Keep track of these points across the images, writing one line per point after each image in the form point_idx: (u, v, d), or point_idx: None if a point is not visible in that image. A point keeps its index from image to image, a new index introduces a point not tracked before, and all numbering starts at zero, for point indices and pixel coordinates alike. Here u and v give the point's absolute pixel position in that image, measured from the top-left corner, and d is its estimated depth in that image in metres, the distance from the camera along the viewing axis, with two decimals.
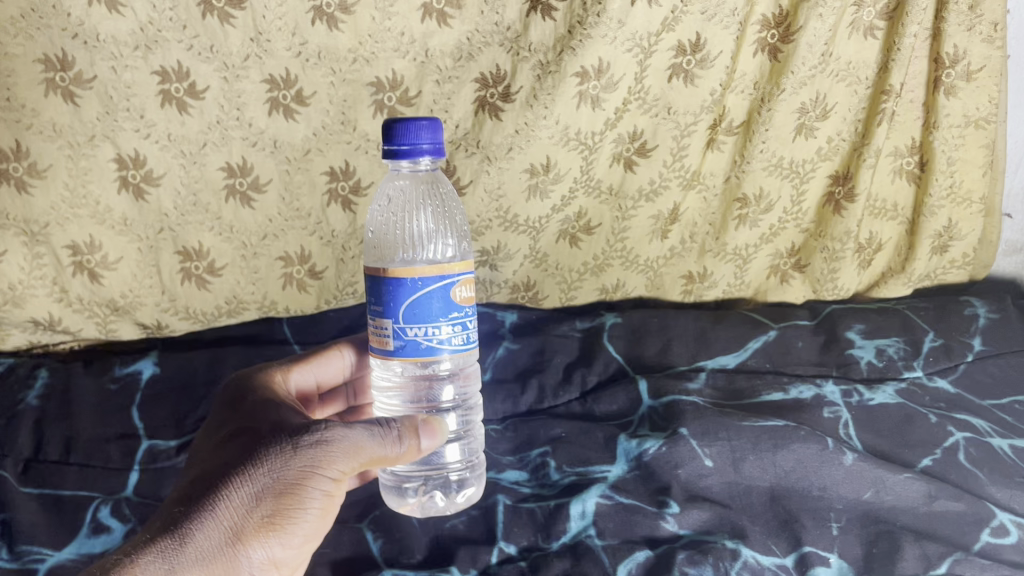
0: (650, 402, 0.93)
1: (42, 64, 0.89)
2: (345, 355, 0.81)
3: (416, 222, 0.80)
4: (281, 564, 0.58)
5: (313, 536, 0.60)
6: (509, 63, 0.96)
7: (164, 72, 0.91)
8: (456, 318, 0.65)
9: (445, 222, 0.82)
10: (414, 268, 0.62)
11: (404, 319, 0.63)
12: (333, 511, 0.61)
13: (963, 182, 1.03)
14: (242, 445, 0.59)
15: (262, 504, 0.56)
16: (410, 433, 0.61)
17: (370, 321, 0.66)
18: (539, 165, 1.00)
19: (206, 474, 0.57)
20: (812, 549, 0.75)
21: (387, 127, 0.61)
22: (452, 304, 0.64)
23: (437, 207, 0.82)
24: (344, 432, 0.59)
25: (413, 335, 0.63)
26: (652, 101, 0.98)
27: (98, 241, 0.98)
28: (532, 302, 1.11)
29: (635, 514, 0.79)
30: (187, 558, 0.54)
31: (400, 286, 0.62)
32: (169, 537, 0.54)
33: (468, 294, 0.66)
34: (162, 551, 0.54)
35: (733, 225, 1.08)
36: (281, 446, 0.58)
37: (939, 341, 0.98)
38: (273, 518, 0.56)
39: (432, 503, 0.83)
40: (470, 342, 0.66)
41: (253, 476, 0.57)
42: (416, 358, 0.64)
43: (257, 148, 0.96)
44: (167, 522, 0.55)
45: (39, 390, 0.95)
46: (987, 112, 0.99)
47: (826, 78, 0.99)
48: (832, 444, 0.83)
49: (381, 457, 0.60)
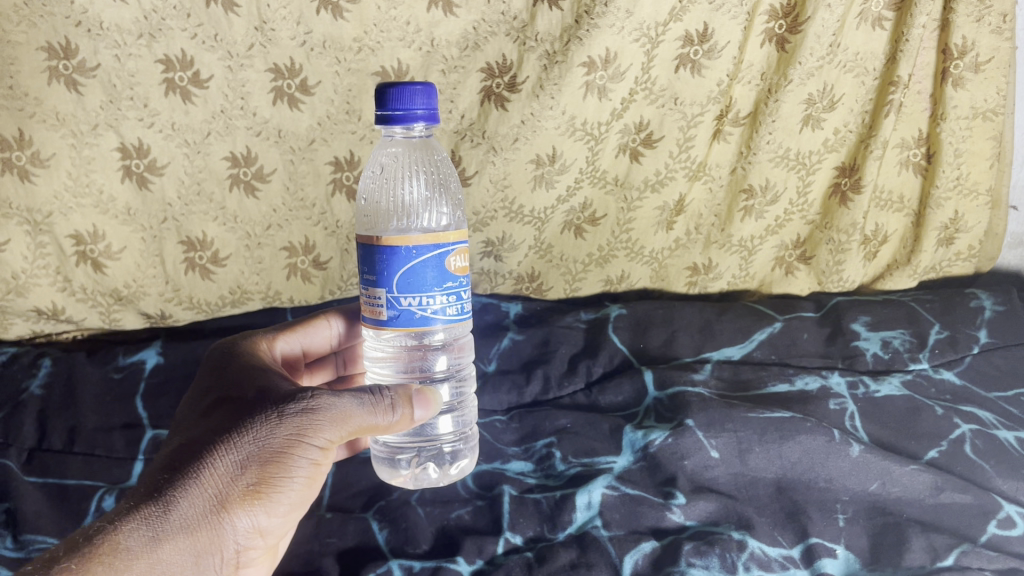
0: (655, 393, 0.93)
1: (46, 52, 0.88)
2: (333, 324, 0.83)
3: (409, 190, 0.81)
4: (267, 531, 0.59)
5: (299, 505, 0.60)
6: (515, 53, 0.95)
7: (168, 60, 0.90)
8: (451, 288, 0.65)
9: (438, 189, 0.83)
10: (408, 236, 0.62)
11: (398, 289, 0.63)
12: (321, 480, 0.61)
13: (970, 174, 1.03)
14: (228, 414, 0.59)
15: (247, 472, 0.56)
16: (402, 401, 0.61)
17: (364, 290, 0.66)
18: (545, 155, 1.00)
19: (191, 443, 0.57)
20: (818, 541, 0.75)
21: (380, 92, 0.62)
22: (447, 274, 0.64)
23: (430, 174, 0.82)
24: (332, 401, 0.59)
25: (406, 305, 0.63)
26: (659, 92, 0.98)
27: (101, 231, 0.97)
28: (536, 292, 1.11)
29: (640, 505, 0.79)
30: (171, 526, 0.54)
31: (394, 254, 0.62)
32: (153, 503, 0.54)
33: (461, 264, 0.66)
34: (146, 518, 0.53)
35: (738, 216, 1.07)
36: (267, 414, 0.58)
37: (946, 333, 0.98)
38: (258, 486, 0.56)
39: (426, 475, 0.87)
40: (463, 313, 0.66)
41: (238, 444, 0.57)
42: (410, 328, 0.64)
43: (262, 138, 0.96)
44: (151, 489, 0.55)
45: (42, 378, 0.95)
46: (994, 104, 0.99)
47: (834, 69, 0.98)
48: (838, 436, 0.83)
49: (370, 425, 0.59)
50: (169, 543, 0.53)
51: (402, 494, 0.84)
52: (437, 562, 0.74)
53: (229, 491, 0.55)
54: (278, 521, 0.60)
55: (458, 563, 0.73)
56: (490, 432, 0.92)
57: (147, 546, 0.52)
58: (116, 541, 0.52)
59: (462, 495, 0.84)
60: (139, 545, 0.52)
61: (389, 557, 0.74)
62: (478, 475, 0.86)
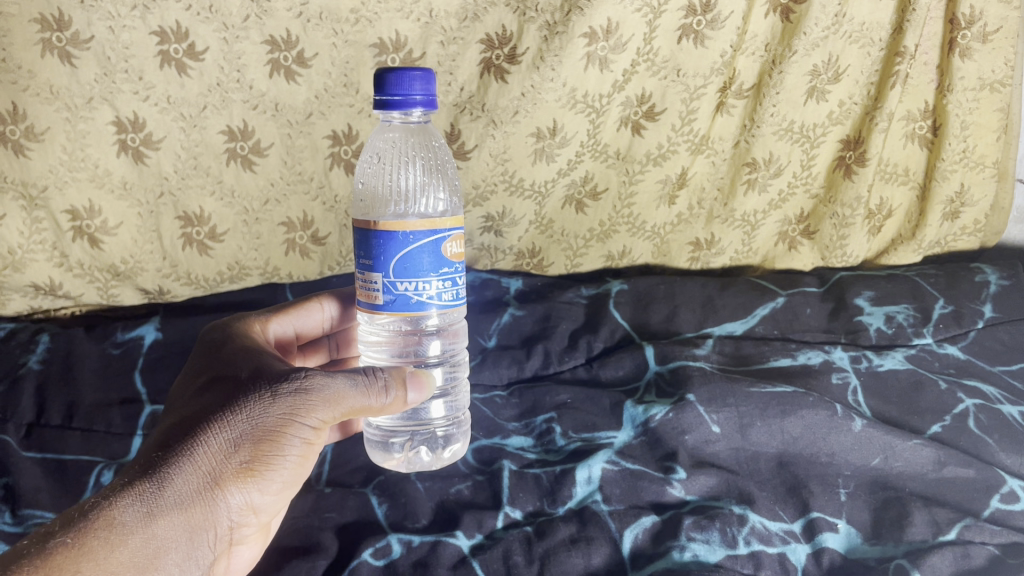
0: (657, 368, 0.92)
1: (39, 24, 0.86)
2: (326, 308, 0.82)
3: (407, 176, 0.80)
4: (258, 509, 0.59)
5: (291, 484, 0.60)
6: (516, 23, 0.93)
7: (163, 32, 0.89)
8: (446, 274, 0.64)
9: (435, 175, 0.82)
10: (405, 222, 0.61)
11: (394, 274, 0.62)
12: (313, 459, 0.61)
13: (976, 147, 1.02)
14: (221, 392, 0.59)
15: (241, 449, 0.56)
16: (396, 383, 0.61)
17: (359, 274, 0.65)
18: (546, 128, 0.99)
19: (186, 420, 0.57)
20: (819, 515, 0.75)
21: (379, 77, 0.61)
22: (443, 260, 0.64)
23: (427, 159, 0.81)
24: (325, 381, 0.59)
25: (402, 290, 0.63)
26: (661, 63, 0.97)
27: (97, 206, 0.97)
28: (537, 268, 1.10)
29: (640, 479, 0.79)
30: (165, 502, 0.53)
31: (390, 239, 0.61)
32: (146, 480, 0.53)
33: (458, 250, 0.65)
34: (140, 494, 0.53)
35: (742, 190, 1.06)
36: (260, 393, 0.58)
37: (950, 308, 0.97)
38: (250, 465, 0.56)
39: (419, 458, 0.86)
40: (458, 299, 0.66)
41: (232, 422, 0.56)
42: (404, 313, 0.63)
43: (258, 111, 0.95)
44: (145, 465, 0.55)
45: (40, 354, 0.95)
46: (1002, 75, 0.97)
47: (840, 39, 0.97)
48: (841, 410, 0.82)
49: (364, 406, 0.60)
50: (164, 519, 0.53)
51: (401, 470, 0.83)
52: (437, 535, 0.73)
53: (223, 469, 0.55)
54: (270, 499, 0.60)
55: (456, 537, 0.73)
56: (489, 407, 0.92)
57: (141, 521, 0.52)
58: (111, 516, 0.51)
59: (461, 469, 0.84)
60: (135, 520, 0.52)
61: (389, 530, 0.74)
62: (478, 450, 0.86)
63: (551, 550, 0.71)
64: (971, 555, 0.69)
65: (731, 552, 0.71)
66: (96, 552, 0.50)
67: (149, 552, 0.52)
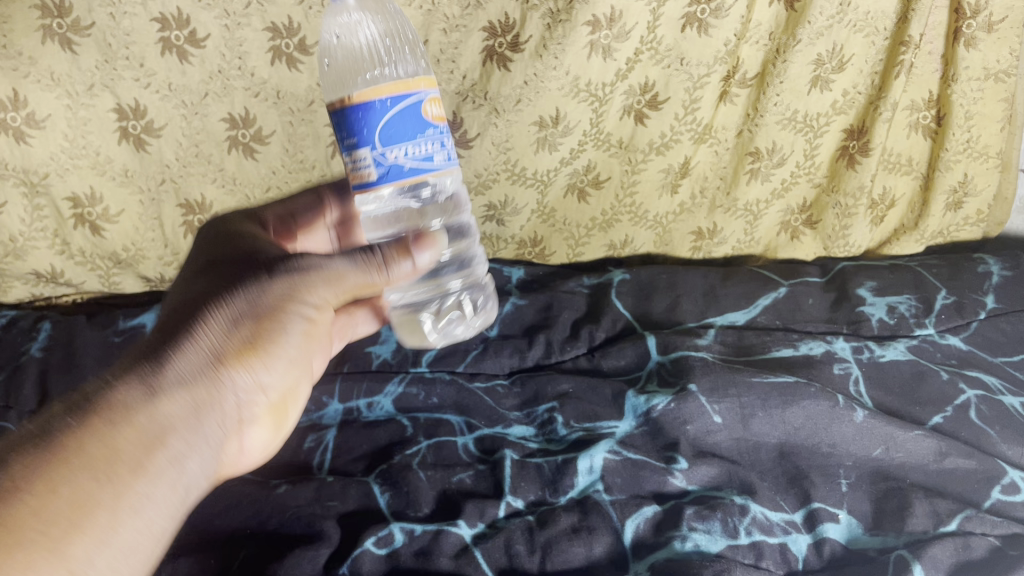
0: (658, 358, 0.92)
1: (39, 11, 0.84)
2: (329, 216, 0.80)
3: (366, 31, 0.79)
4: (263, 392, 0.56)
5: (292, 367, 0.59)
6: (518, 11, 0.90)
7: (164, 19, 0.87)
8: (434, 136, 0.60)
9: (393, 35, 0.83)
10: (380, 86, 0.57)
11: (382, 142, 0.58)
12: (311, 344, 0.60)
13: (980, 137, 1.01)
14: (216, 278, 0.57)
15: (241, 325, 0.54)
16: (397, 256, 0.59)
17: (341, 160, 0.60)
18: (548, 117, 0.98)
19: (181, 305, 0.55)
20: (821, 505, 0.76)
21: None
22: (425, 121, 0.60)
23: (382, 22, 0.82)
24: (322, 262, 0.58)
25: (393, 159, 0.58)
26: (664, 52, 0.95)
27: (98, 193, 0.96)
28: (538, 257, 1.13)
29: (642, 469, 0.79)
30: (170, 378, 0.49)
31: (369, 107, 0.56)
32: (147, 362, 0.50)
33: (437, 112, 0.61)
34: (143, 374, 0.49)
35: (744, 179, 1.06)
36: (257, 274, 0.57)
37: (952, 298, 0.97)
38: (251, 339, 0.55)
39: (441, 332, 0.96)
40: (451, 161, 0.62)
41: (231, 300, 0.55)
42: (403, 182, 0.59)
43: (260, 99, 0.93)
44: (144, 350, 0.51)
45: (42, 341, 0.95)
46: (1008, 65, 0.96)
47: (844, 28, 0.95)
48: (842, 401, 0.82)
49: (363, 284, 0.59)
50: (168, 396, 0.49)
51: (403, 457, 0.83)
52: (439, 524, 0.73)
53: (226, 345, 0.53)
54: (270, 384, 0.57)
55: (458, 526, 0.73)
56: (491, 397, 0.91)
57: (145, 399, 0.47)
58: (114, 399, 0.47)
59: (462, 458, 0.84)
60: (138, 398, 0.47)
61: (391, 519, 0.74)
62: (480, 440, 0.86)
63: (553, 540, 0.71)
64: (972, 547, 0.69)
65: (732, 543, 0.72)
66: (100, 431, 0.45)
67: (158, 432, 0.47)
